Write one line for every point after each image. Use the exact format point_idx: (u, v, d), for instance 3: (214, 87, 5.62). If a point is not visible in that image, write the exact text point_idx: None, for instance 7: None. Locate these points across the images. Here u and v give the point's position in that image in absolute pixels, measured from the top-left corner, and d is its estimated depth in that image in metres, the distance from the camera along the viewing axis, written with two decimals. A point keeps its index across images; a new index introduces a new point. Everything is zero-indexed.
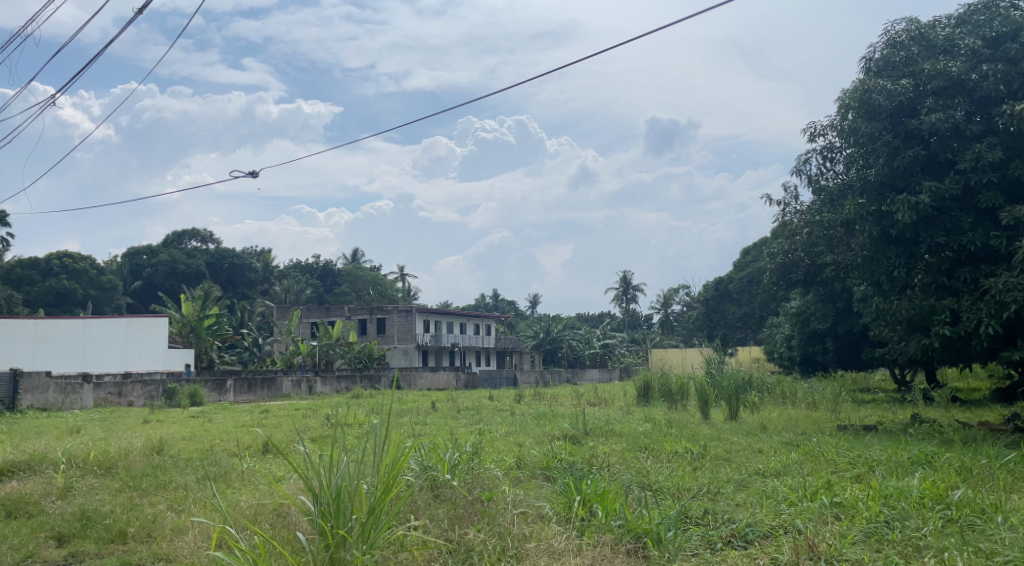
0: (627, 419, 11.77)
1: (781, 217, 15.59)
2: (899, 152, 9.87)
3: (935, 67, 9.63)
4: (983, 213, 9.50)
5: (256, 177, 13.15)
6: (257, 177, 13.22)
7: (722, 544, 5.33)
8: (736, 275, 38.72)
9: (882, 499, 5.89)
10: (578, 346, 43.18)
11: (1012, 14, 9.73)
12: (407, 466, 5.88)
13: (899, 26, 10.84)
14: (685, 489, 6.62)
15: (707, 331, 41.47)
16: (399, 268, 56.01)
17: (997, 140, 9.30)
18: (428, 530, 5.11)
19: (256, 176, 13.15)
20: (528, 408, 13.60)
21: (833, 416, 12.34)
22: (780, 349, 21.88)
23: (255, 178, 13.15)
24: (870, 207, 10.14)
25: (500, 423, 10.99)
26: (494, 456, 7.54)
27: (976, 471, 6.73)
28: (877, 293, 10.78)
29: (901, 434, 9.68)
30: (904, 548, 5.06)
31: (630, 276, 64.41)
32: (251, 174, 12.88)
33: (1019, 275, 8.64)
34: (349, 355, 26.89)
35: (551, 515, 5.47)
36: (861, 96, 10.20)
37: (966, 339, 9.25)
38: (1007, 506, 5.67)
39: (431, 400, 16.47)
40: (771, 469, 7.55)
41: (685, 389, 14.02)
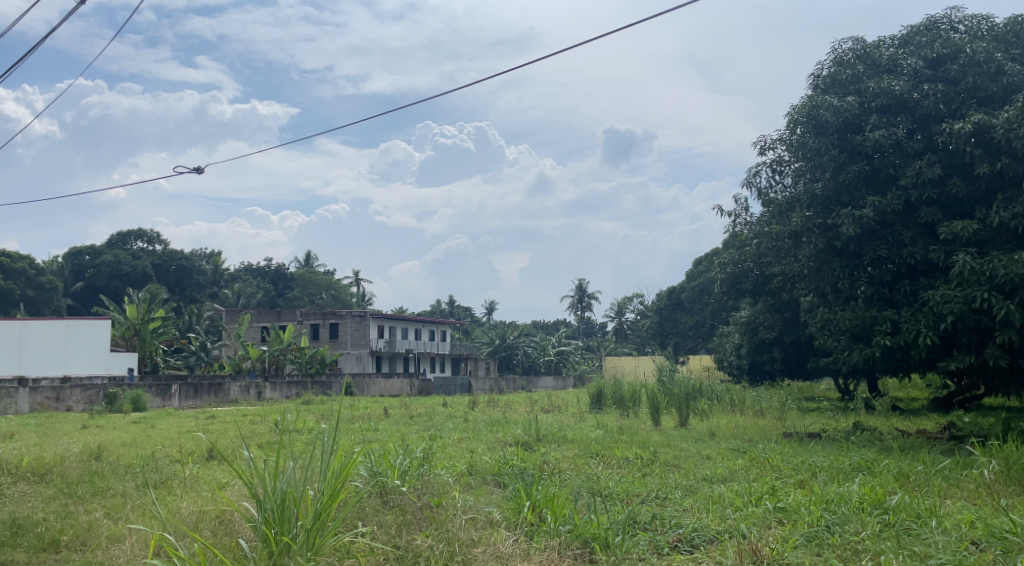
0: (580, 426, 11.85)
1: (732, 228, 15.90)
2: (844, 166, 10.16)
3: (879, 85, 9.95)
4: (923, 227, 9.81)
5: (200, 174, 12.92)
6: (200, 174, 12.97)
7: (668, 549, 5.41)
8: (688, 285, 39.31)
9: (824, 505, 6.05)
10: (533, 353, 43.31)
11: (951, 37, 10.09)
12: (356, 472, 5.83)
13: (846, 45, 11.20)
14: (634, 494, 6.71)
15: (660, 339, 41.99)
16: (353, 273, 55.72)
17: (937, 157, 9.62)
18: (376, 537, 5.09)
19: (200, 174, 12.92)
20: (480, 415, 13.60)
21: (779, 423, 12.63)
22: (730, 358, 22.24)
23: (200, 175, 12.91)
24: (816, 219, 10.42)
25: (452, 429, 10.98)
26: (446, 462, 7.53)
27: (913, 477, 6.95)
28: (823, 304, 11.08)
29: (843, 441, 9.95)
30: (843, 552, 5.20)
31: (586, 284, 64.80)
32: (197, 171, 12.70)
33: (956, 288, 8.92)
34: (300, 361, 26.51)
35: (500, 520, 5.50)
36: (809, 112, 10.48)
37: (906, 350, 9.53)
38: (942, 510, 5.86)
39: (384, 406, 16.43)
40: (718, 474, 7.69)
41: (637, 397, 14.18)
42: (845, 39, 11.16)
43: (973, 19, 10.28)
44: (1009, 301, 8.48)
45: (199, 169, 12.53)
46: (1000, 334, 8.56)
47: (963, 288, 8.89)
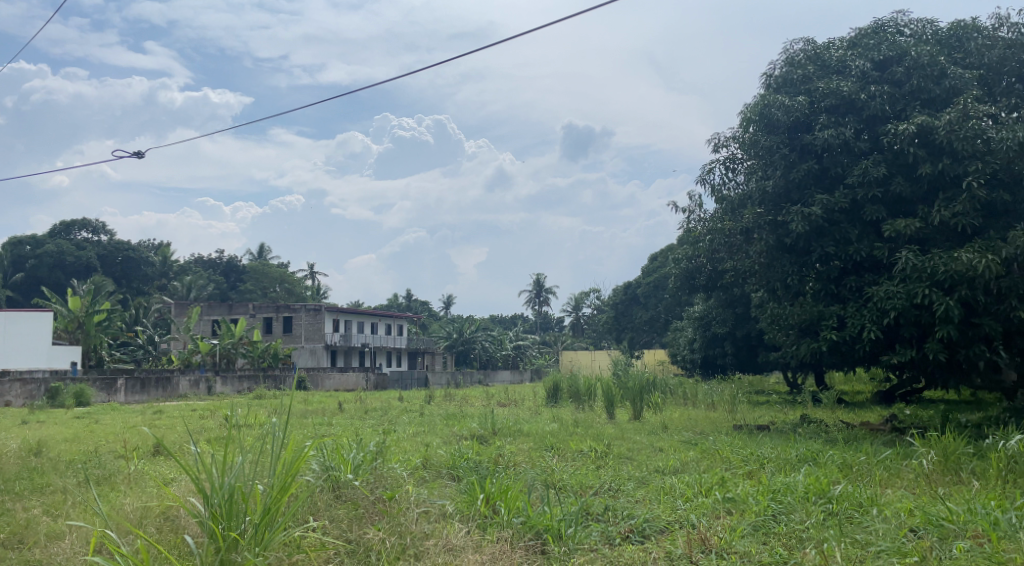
0: (535, 419, 11.93)
1: (686, 224, 16.11)
2: (794, 165, 10.38)
3: (828, 86, 10.17)
4: (869, 225, 10.07)
5: (143, 161, 12.58)
6: (143, 161, 12.64)
7: (620, 539, 5.47)
8: (643, 280, 39.69)
9: (770, 494, 6.20)
10: (490, 347, 43.32)
11: (897, 40, 10.36)
12: (308, 466, 5.77)
13: (797, 46, 11.44)
14: (587, 487, 6.79)
15: (615, 334, 42.43)
16: (308, 266, 55.14)
17: (882, 157, 9.88)
18: (327, 531, 5.05)
19: (143, 160, 12.58)
20: (436, 409, 13.60)
21: (729, 416, 12.86)
22: (683, 352, 22.57)
23: (142, 161, 12.58)
24: (767, 216, 10.63)
25: (406, 423, 10.95)
26: (401, 456, 7.51)
27: (856, 467, 7.16)
28: (773, 299, 11.33)
29: (791, 433, 10.20)
30: (788, 540, 5.33)
31: (543, 279, 65.07)
32: (138, 156, 12.39)
33: (899, 284, 9.20)
34: (253, 355, 26.12)
35: (453, 512, 5.51)
36: (760, 111, 10.68)
37: (851, 344, 9.79)
38: (883, 499, 6.05)
39: (338, 400, 16.32)
40: (670, 466, 7.82)
41: (592, 391, 14.32)
42: (796, 40, 11.39)
43: (918, 23, 10.57)
44: (948, 297, 8.76)
45: (139, 155, 12.24)
46: (940, 329, 8.84)
47: (905, 284, 9.16)
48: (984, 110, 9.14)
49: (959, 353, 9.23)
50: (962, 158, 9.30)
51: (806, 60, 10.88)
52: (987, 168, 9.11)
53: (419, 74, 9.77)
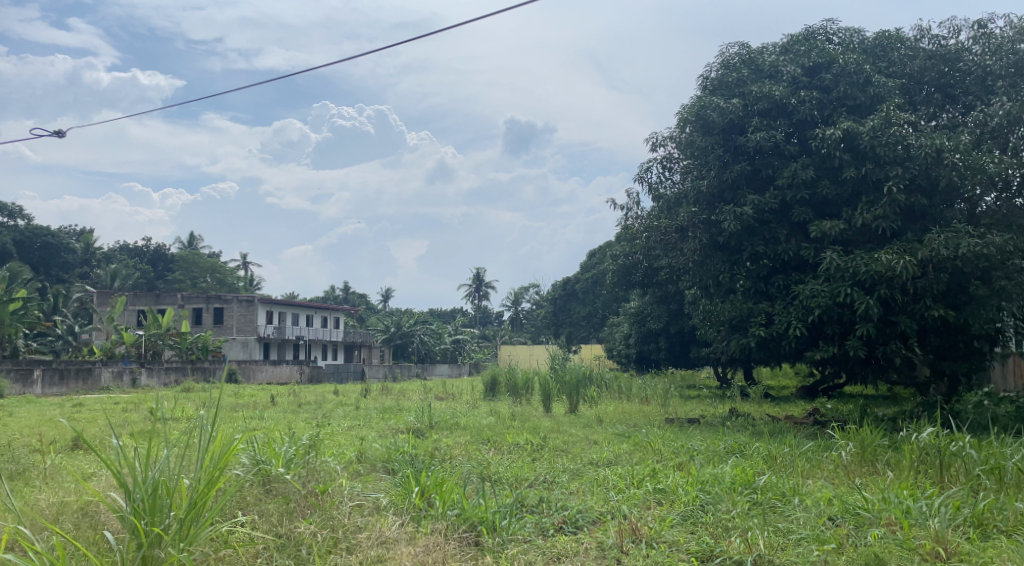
0: (472, 413, 11.99)
1: (624, 221, 16.35)
2: (728, 165, 10.65)
3: (760, 90, 10.43)
4: (796, 226, 10.42)
5: (61, 139, 12.07)
6: (60, 140, 12.11)
7: (553, 530, 5.56)
8: (582, 276, 40.13)
9: (699, 485, 6.39)
10: (428, 341, 43.18)
11: (826, 47, 10.71)
12: (238, 460, 5.68)
13: (732, 50, 11.70)
14: (523, 479, 6.88)
15: (553, 328, 42.82)
16: (241, 257, 54.04)
17: (811, 160, 10.22)
18: (256, 525, 4.99)
19: (61, 138, 12.06)
20: (371, 402, 13.50)
21: (662, 410, 13.16)
22: (619, 347, 22.91)
23: (60, 140, 12.07)
24: (701, 215, 10.88)
25: (342, 416, 10.86)
26: (335, 449, 7.46)
27: (780, 458, 7.44)
28: (705, 296, 11.63)
29: (719, 426, 10.50)
30: (715, 528, 5.48)
31: (483, 273, 65.09)
32: (57, 135, 11.91)
33: (823, 283, 9.55)
34: (181, 346, 25.43)
35: (387, 506, 5.51)
36: (696, 112, 10.88)
37: (777, 341, 10.12)
38: (804, 489, 6.29)
39: (270, 393, 16.04)
40: (604, 459, 7.97)
41: (529, 384, 14.44)
42: (731, 44, 11.64)
43: (846, 32, 10.95)
44: (868, 296, 9.17)
45: (59, 134, 11.77)
46: (860, 326, 9.23)
47: (829, 284, 9.52)
48: (906, 117, 9.54)
49: (878, 350, 9.66)
50: (884, 164, 9.69)
51: (741, 63, 11.15)
52: (906, 173, 9.52)
53: (354, 60, 9.64)
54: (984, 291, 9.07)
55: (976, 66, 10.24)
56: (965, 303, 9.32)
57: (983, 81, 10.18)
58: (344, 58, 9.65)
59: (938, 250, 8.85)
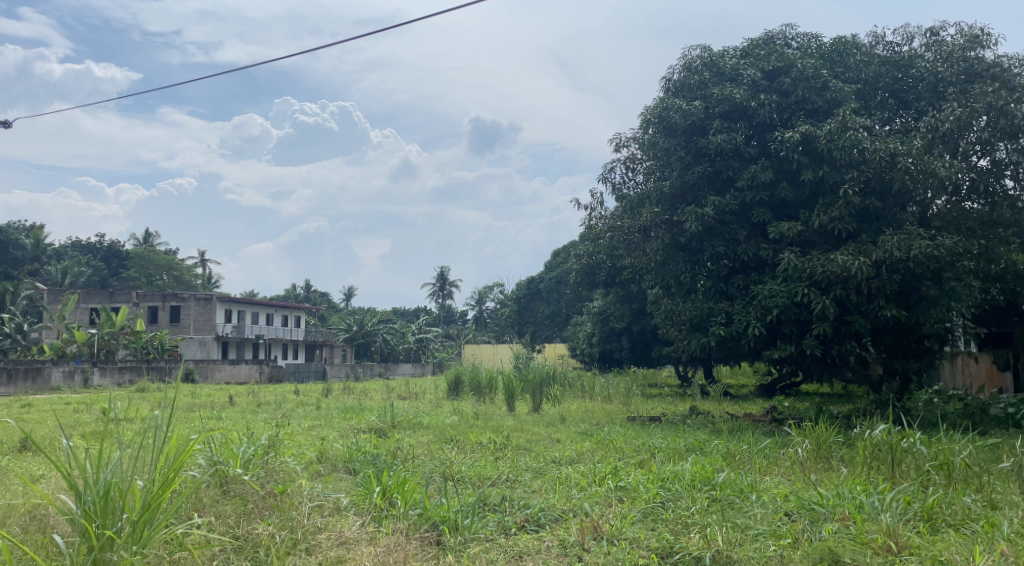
0: (436, 412, 11.95)
1: (587, 220, 16.43)
2: (689, 167, 10.76)
3: (721, 92, 10.57)
4: (755, 227, 10.56)
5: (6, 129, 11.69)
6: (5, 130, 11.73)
7: (515, 529, 5.57)
8: (546, 275, 40.21)
9: (659, 482, 6.46)
10: (392, 340, 42.91)
11: (785, 52, 10.86)
12: (194, 461, 5.59)
13: (694, 52, 11.81)
14: (485, 478, 6.88)
15: (517, 328, 42.86)
16: (199, 254, 53.17)
17: (770, 162, 10.37)
18: (213, 527, 4.92)
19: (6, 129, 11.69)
20: (332, 402, 13.41)
21: (624, 408, 13.28)
22: (582, 345, 22.99)
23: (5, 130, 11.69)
24: (663, 216, 10.99)
25: (302, 416, 10.75)
26: (295, 449, 7.38)
27: (738, 455, 7.56)
28: (667, 295, 11.74)
29: (680, 424, 10.62)
30: (675, 525, 5.54)
31: (447, 272, 64.86)
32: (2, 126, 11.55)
33: (782, 284, 9.71)
34: (135, 345, 24.93)
35: (347, 506, 5.49)
36: (659, 113, 10.97)
37: (736, 340, 10.26)
38: (761, 485, 6.39)
39: (228, 393, 15.82)
40: (566, 457, 8.01)
41: (493, 383, 14.45)
42: (693, 46, 11.73)
43: (804, 37, 11.13)
44: (824, 296, 9.36)
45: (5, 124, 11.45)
46: (817, 326, 9.43)
47: (787, 284, 9.68)
48: (861, 122, 9.75)
49: (833, 349, 9.85)
50: (840, 166, 9.89)
51: (702, 66, 11.21)
52: (862, 176, 9.74)
53: (313, 53, 9.50)
54: (935, 292, 9.31)
55: (929, 73, 10.56)
56: (916, 303, 9.55)
57: (935, 87, 10.51)
58: (302, 51, 9.50)
59: (891, 252, 9.06)
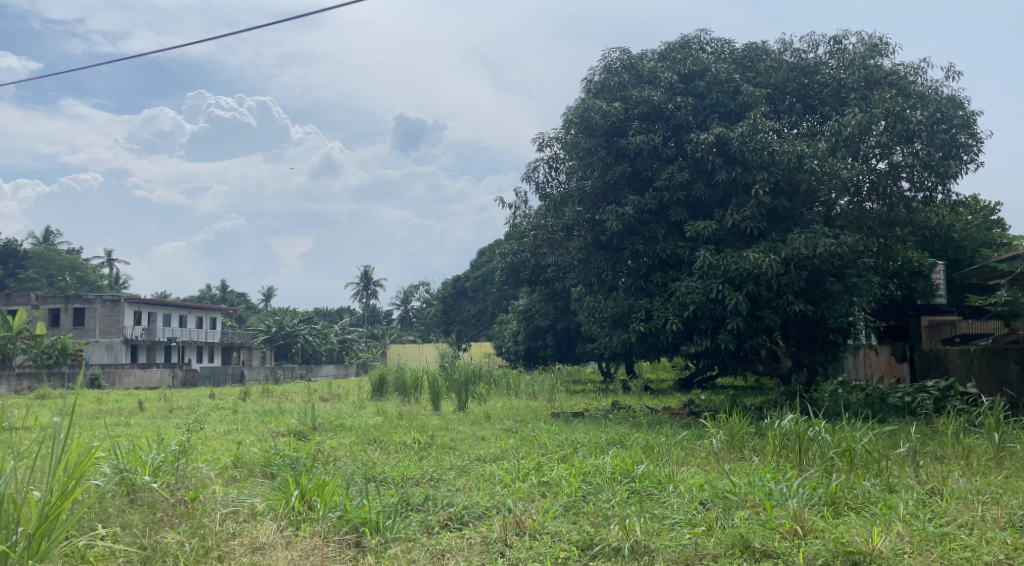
0: (359, 414, 11.78)
1: (511, 219, 16.49)
2: (610, 167, 10.92)
3: (640, 94, 10.75)
4: (673, 226, 10.80)
5: None
6: None
7: (438, 528, 5.56)
8: (471, 274, 40.13)
9: (581, 476, 6.56)
10: (314, 341, 42.07)
11: (700, 56, 11.13)
12: (99, 470, 5.37)
13: (614, 54, 11.98)
14: (408, 478, 6.84)
15: (443, 327, 42.62)
16: (106, 254, 51.15)
17: (686, 163, 10.62)
18: (119, 538, 4.75)
19: None
20: (250, 405, 13.06)
21: (548, 405, 13.41)
22: (508, 344, 23.04)
23: None
24: (585, 215, 11.16)
25: (216, 421, 10.44)
26: (209, 455, 7.16)
27: (657, 448, 7.74)
28: (589, 292, 11.89)
29: (602, 419, 10.79)
30: (595, 518, 5.63)
31: (371, 271, 64.01)
32: None
33: (698, 280, 9.97)
34: (34, 350, 23.73)
35: (264, 511, 5.37)
36: (581, 113, 11.14)
37: (656, 335, 10.50)
38: (678, 476, 6.56)
39: (137, 399, 15.21)
40: (491, 454, 8.03)
41: (418, 383, 14.37)
42: (613, 48, 11.89)
43: (718, 42, 11.42)
44: (738, 292, 9.68)
45: None
46: (731, 321, 9.74)
47: (703, 281, 9.95)
48: (771, 126, 10.13)
49: (746, 343, 10.18)
50: (751, 168, 10.24)
51: (621, 68, 11.31)
52: (771, 177, 10.09)
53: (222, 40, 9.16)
54: (839, 287, 9.77)
55: (833, 79, 10.99)
56: (822, 298, 9.98)
57: (838, 93, 10.95)
58: (209, 39, 9.17)
59: (799, 250, 9.45)
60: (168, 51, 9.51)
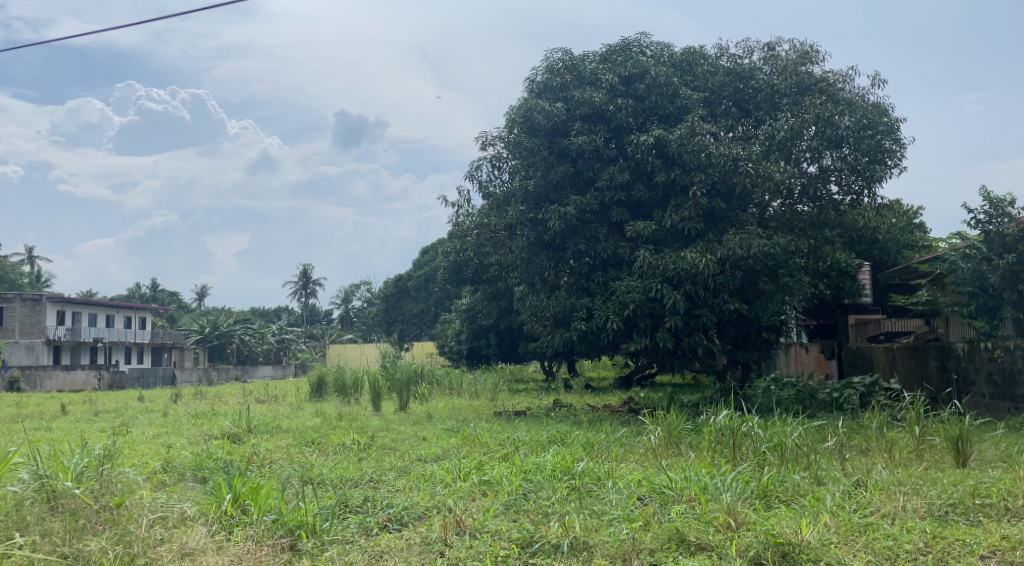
0: (296, 415, 11.60)
1: (454, 218, 16.42)
2: (552, 167, 10.98)
3: (582, 96, 10.82)
4: (614, 226, 10.91)
5: None
6: None
7: (378, 529, 5.49)
8: (414, 273, 39.88)
9: (522, 474, 6.58)
10: (250, 340, 41.21)
11: (640, 59, 11.20)
12: (16, 477, 5.16)
13: (556, 55, 12.01)
14: (347, 479, 6.75)
15: (385, 327, 42.24)
16: (28, 251, 49.23)
17: (627, 164, 10.72)
18: (38, 547, 4.57)
19: None
20: (181, 408, 12.67)
21: (490, 404, 13.41)
22: (450, 343, 22.97)
23: None
24: (528, 214, 11.17)
25: (146, 424, 10.13)
26: (137, 459, 6.94)
27: (597, 445, 7.81)
28: (531, 291, 11.91)
29: (544, 417, 10.83)
30: (536, 515, 5.65)
31: (311, 270, 63.07)
32: None
33: (638, 280, 10.08)
34: None
35: (194, 516, 5.23)
36: (524, 113, 11.17)
37: (597, 334, 10.59)
38: (618, 472, 6.63)
39: (60, 403, 14.67)
40: (432, 454, 7.98)
41: (358, 383, 14.19)
42: (556, 48, 11.93)
43: (657, 45, 11.48)
44: (676, 292, 9.84)
45: None
46: (669, 320, 9.90)
47: (642, 280, 10.06)
48: (708, 129, 10.30)
49: (683, 341, 10.35)
50: (689, 170, 10.40)
51: (564, 69, 11.38)
52: (708, 179, 10.29)
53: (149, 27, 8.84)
54: (772, 287, 10.05)
55: (766, 85, 11.26)
56: (755, 297, 10.24)
57: (771, 98, 11.21)
58: (134, 25, 8.86)
59: (734, 250, 9.68)
60: (91, 37, 9.15)
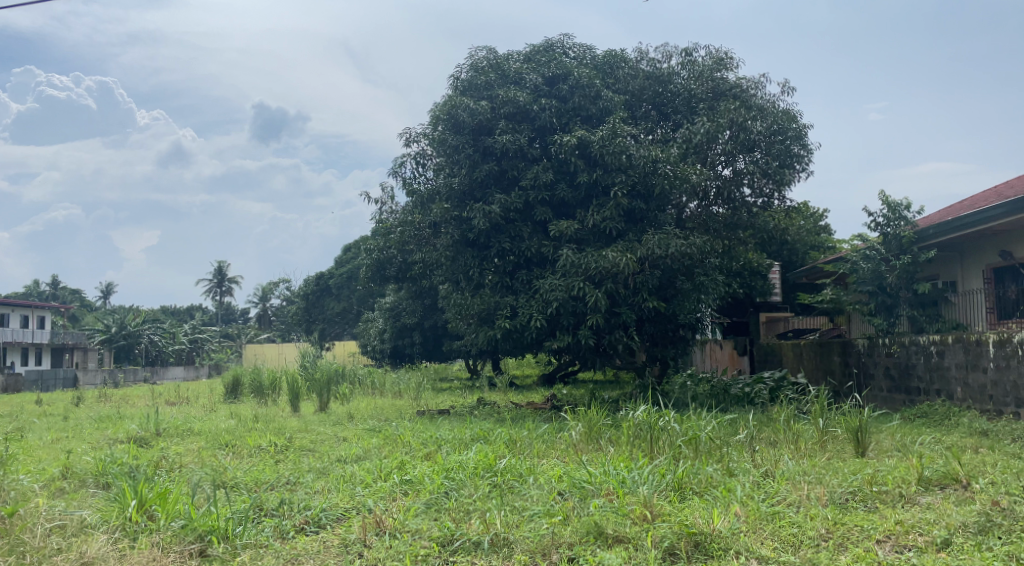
0: (209, 417, 11.23)
1: (378, 215, 16.22)
2: (477, 165, 10.95)
3: (506, 95, 10.82)
4: (538, 224, 10.98)
5: None
6: None
7: (294, 532, 5.36)
8: (336, 271, 39.22)
9: (444, 473, 6.53)
10: (159, 341, 39.68)
11: (563, 60, 11.29)
12: None
13: (480, 54, 11.98)
14: (263, 482, 6.56)
15: (306, 326, 41.38)
16: None
17: (550, 164, 10.80)
18: None
19: None
20: (84, 412, 12.12)
21: (413, 403, 13.30)
22: (372, 342, 22.68)
23: None
24: (452, 212, 11.08)
25: (45, 429, 9.63)
26: (34, 466, 6.60)
27: (519, 442, 7.83)
28: (455, 289, 11.84)
29: (467, 416, 10.81)
30: (456, 512, 5.63)
31: (227, 267, 61.20)
32: None
33: (561, 278, 10.13)
34: None
35: (95, 523, 5.01)
36: (448, 111, 11.08)
37: (520, 332, 10.60)
38: (539, 468, 6.66)
39: None
40: (352, 455, 7.84)
41: (276, 384, 13.85)
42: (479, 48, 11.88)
43: (580, 47, 11.54)
44: (598, 290, 9.95)
45: None
46: (591, 317, 10.01)
47: (565, 278, 10.11)
48: (629, 131, 10.45)
49: (604, 338, 10.48)
50: (611, 170, 10.53)
51: (489, 68, 11.33)
52: (628, 180, 10.44)
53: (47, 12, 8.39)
54: (688, 286, 10.34)
55: (683, 89, 11.62)
56: (672, 296, 10.50)
57: (689, 102, 11.57)
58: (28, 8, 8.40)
59: (653, 250, 9.87)
60: None
